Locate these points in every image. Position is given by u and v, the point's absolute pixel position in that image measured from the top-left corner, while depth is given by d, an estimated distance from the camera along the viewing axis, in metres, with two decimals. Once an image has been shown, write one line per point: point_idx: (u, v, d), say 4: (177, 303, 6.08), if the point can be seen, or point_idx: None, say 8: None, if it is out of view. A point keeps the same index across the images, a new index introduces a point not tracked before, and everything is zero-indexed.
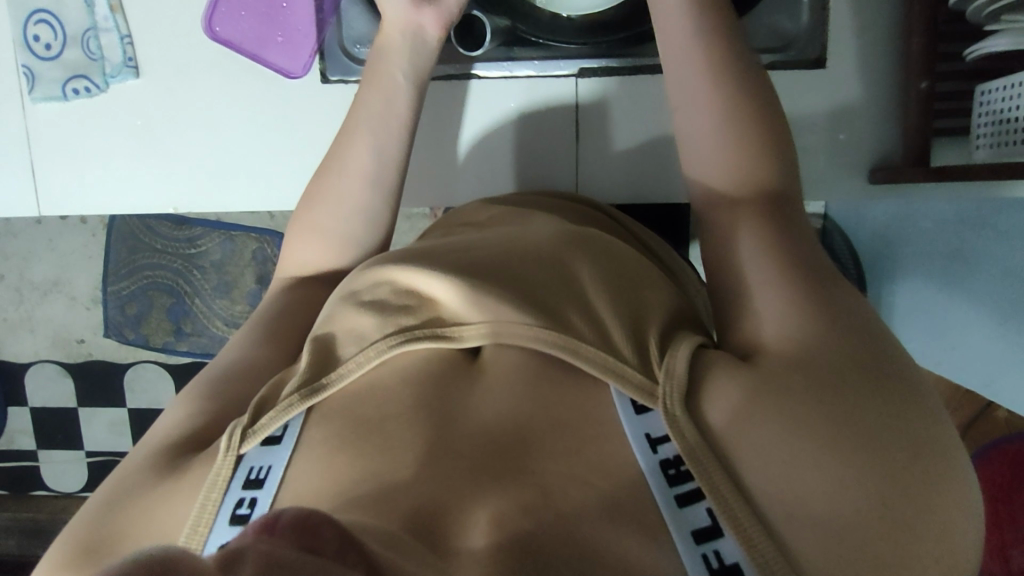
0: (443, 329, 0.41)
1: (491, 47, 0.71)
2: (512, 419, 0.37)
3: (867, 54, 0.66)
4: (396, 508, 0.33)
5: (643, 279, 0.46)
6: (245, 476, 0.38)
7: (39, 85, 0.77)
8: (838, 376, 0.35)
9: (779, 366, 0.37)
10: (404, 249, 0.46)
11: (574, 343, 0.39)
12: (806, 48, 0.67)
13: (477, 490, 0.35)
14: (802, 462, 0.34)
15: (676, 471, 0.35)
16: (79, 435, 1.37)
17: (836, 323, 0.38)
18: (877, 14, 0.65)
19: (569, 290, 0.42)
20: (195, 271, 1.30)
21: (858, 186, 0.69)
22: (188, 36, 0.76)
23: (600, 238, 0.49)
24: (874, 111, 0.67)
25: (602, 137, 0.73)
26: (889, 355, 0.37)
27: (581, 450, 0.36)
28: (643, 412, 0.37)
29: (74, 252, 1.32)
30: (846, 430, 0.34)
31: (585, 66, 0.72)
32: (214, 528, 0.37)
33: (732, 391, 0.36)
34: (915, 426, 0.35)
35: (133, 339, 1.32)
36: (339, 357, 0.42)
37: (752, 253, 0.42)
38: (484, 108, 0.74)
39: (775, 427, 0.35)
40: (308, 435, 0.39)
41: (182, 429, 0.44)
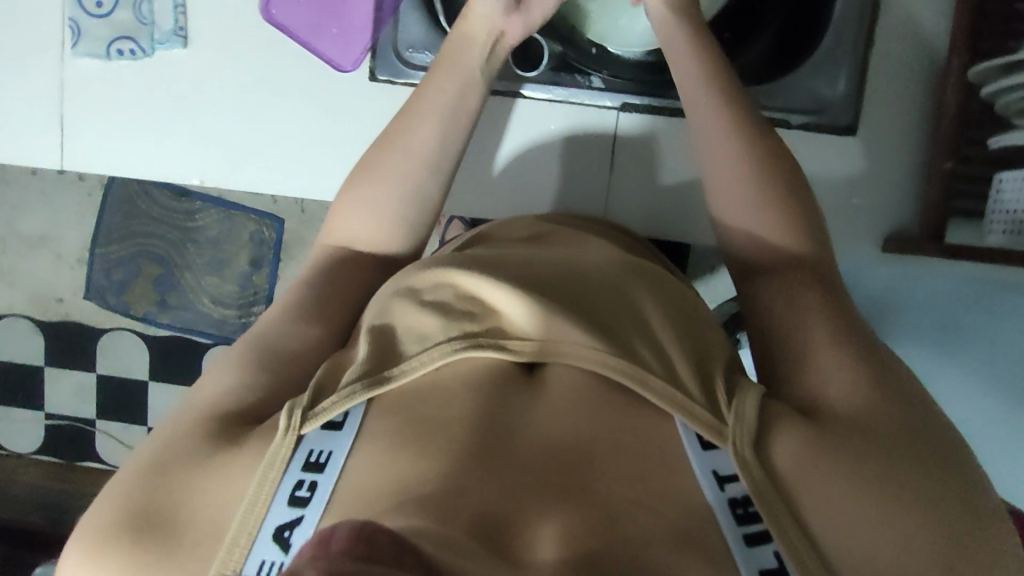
0: (504, 340, 0.42)
1: (543, 70, 0.74)
2: (574, 436, 0.39)
3: (900, 129, 0.70)
4: (462, 517, 0.34)
5: (699, 318, 0.48)
6: (305, 458, 0.39)
7: (84, 41, 0.77)
8: (889, 438, 0.40)
9: (836, 424, 0.41)
10: (464, 255, 0.48)
11: (644, 374, 0.40)
12: (840, 115, 0.70)
13: (542, 507, 0.36)
14: (862, 512, 0.38)
15: (744, 510, 0.37)
16: (39, 395, 1.38)
17: (886, 396, 0.43)
18: (910, 94, 0.69)
19: (635, 322, 0.43)
20: (187, 244, 1.32)
21: (875, 255, 0.72)
22: (243, 15, 0.76)
23: (656, 273, 0.50)
24: (906, 185, 0.70)
25: (638, 171, 0.75)
26: (930, 421, 0.42)
27: (643, 477, 0.38)
28: (709, 448, 0.39)
29: (67, 209, 1.32)
30: (900, 488, 0.38)
31: (628, 101, 0.74)
32: (272, 506, 0.38)
33: (801, 441, 0.40)
34: (955, 489, 0.39)
35: (114, 305, 1.34)
36: (400, 353, 0.43)
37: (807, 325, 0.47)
38: (525, 126, 0.75)
39: (840, 481, 0.38)
40: (369, 429, 0.40)
41: (237, 401, 0.46)
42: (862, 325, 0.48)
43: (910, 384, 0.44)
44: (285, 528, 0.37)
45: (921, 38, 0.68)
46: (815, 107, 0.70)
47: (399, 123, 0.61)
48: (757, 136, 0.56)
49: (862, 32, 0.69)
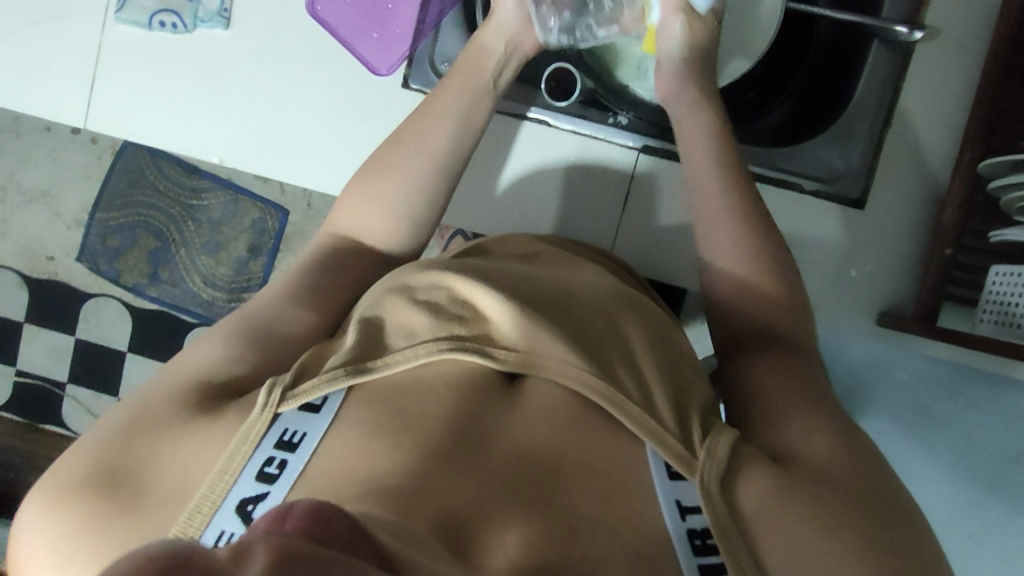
0: (488, 347, 0.43)
1: (573, 103, 0.76)
2: (547, 451, 0.40)
3: (905, 208, 0.71)
4: (426, 515, 0.35)
5: (684, 357, 0.49)
6: (278, 436, 0.40)
7: (128, 9, 0.78)
8: (855, 494, 0.42)
9: (803, 474, 0.43)
10: (460, 264, 0.50)
11: (621, 399, 0.41)
12: (849, 188, 0.72)
13: (508, 515, 0.36)
14: (821, 560, 0.39)
15: (701, 542, 0.39)
16: (16, 351, 1.44)
17: (854, 458, 0.45)
18: (919, 175, 0.71)
19: (620, 346, 0.45)
20: (188, 221, 1.39)
21: (866, 327, 0.73)
22: (288, 7, 0.77)
23: (644, 304, 0.52)
24: (903, 262, 0.72)
25: (648, 206, 0.75)
26: (893, 485, 0.45)
27: (610, 499, 0.38)
28: (675, 479, 0.40)
29: (74, 169, 1.41)
30: (861, 540, 0.40)
31: (649, 143, 0.75)
32: (239, 479, 0.38)
33: (765, 483, 0.41)
34: (915, 551, 0.41)
35: (105, 271, 1.41)
36: (386, 346, 0.44)
37: (786, 388, 0.50)
38: (534, 151, 0.76)
39: (801, 527, 0.40)
40: (346, 413, 0.40)
41: (221, 372, 0.46)
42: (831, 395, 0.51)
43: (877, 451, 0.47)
44: (248, 501, 0.36)
45: (938, 124, 0.71)
46: (827, 177, 0.72)
47: (415, 124, 0.62)
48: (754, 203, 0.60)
49: (882, 110, 0.71)
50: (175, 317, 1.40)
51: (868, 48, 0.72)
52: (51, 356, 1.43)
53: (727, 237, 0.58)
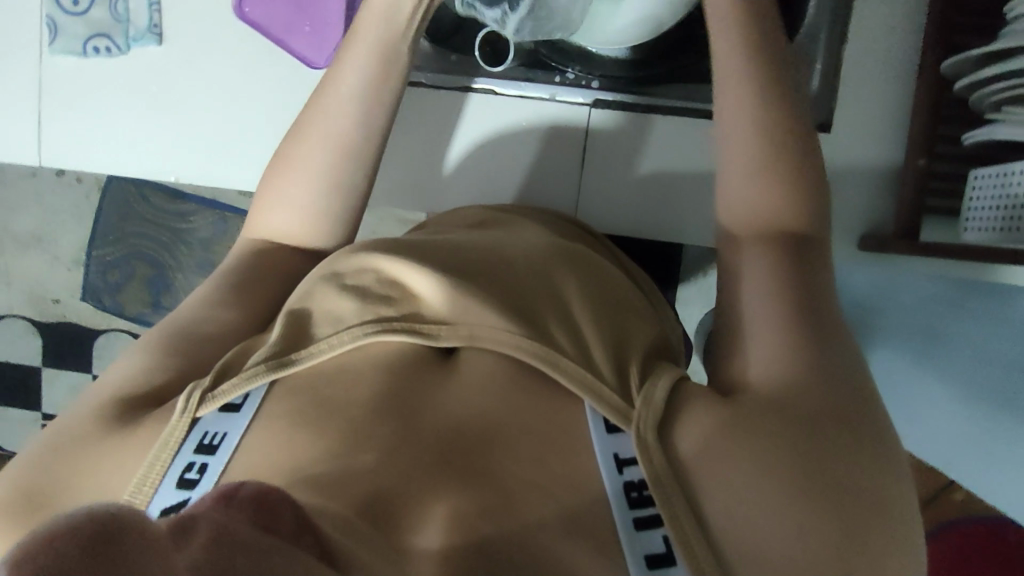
0: (419, 325, 0.44)
1: (513, 65, 0.75)
2: (477, 419, 0.41)
3: (873, 122, 0.68)
4: (352, 493, 0.35)
5: (627, 307, 0.52)
6: (199, 440, 0.41)
7: (61, 39, 0.77)
8: (814, 429, 0.41)
9: (756, 410, 0.42)
10: (395, 241, 0.50)
11: (556, 358, 0.43)
12: (815, 112, 0.69)
13: (435, 488, 0.37)
14: (765, 503, 0.38)
15: (638, 494, 0.39)
16: (39, 395, 1.48)
17: (818, 386, 0.43)
18: (887, 84, 0.67)
19: (554, 304, 0.47)
20: (180, 245, 1.40)
21: (850, 252, 0.70)
22: (215, 13, 0.76)
23: (584, 258, 0.55)
24: (878, 182, 0.68)
25: (616, 159, 0.72)
26: (868, 412, 0.43)
27: (546, 461, 0.40)
28: (614, 432, 0.41)
29: (62, 211, 1.42)
30: (812, 480, 0.39)
31: (601, 97, 0.73)
32: (160, 489, 0.39)
33: (707, 429, 0.41)
34: (874, 485, 0.40)
35: (108, 305, 1.43)
36: (313, 335, 0.45)
37: (761, 313, 0.47)
38: (487, 114, 0.73)
39: (744, 470, 0.39)
40: (268, 407, 0.42)
41: (141, 385, 0.47)
42: (829, 303, 0.47)
43: (855, 369, 0.45)
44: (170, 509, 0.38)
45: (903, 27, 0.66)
46: None
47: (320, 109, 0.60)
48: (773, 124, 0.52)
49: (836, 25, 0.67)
50: None
51: None
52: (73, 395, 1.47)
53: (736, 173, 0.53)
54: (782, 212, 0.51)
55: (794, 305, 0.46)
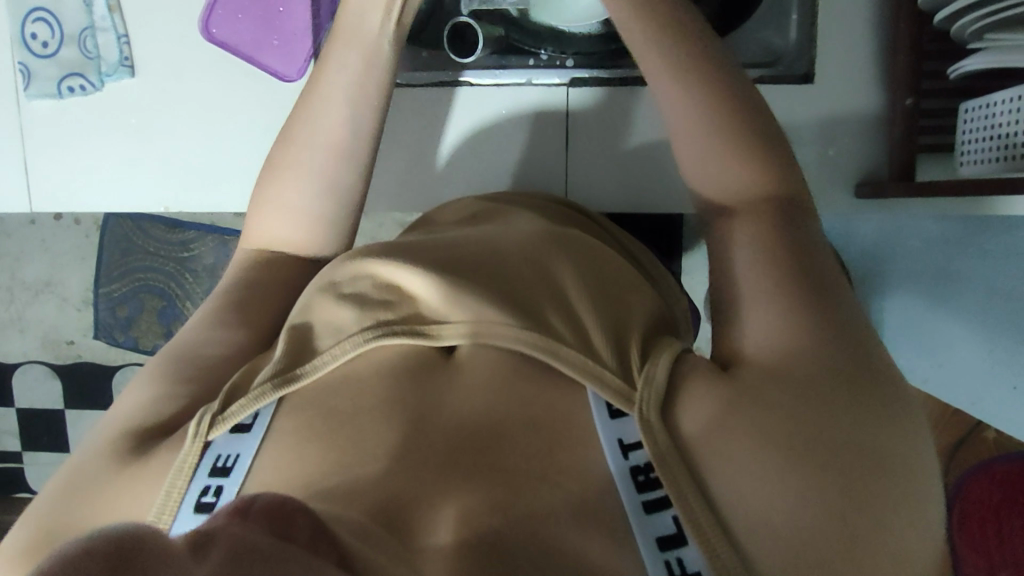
0: (419, 326, 0.45)
1: (483, 54, 0.72)
2: (483, 419, 0.41)
3: (855, 68, 0.67)
4: (365, 502, 0.37)
5: (624, 285, 0.51)
6: (212, 463, 0.41)
7: (34, 83, 0.76)
8: (817, 394, 0.40)
9: (759, 381, 0.41)
10: (387, 244, 0.50)
11: (556, 346, 0.43)
12: (795, 64, 0.67)
13: (445, 491, 0.38)
14: (771, 475, 0.38)
15: (644, 478, 0.39)
16: (66, 437, 1.50)
17: (820, 349, 0.42)
18: (864, 29, 0.66)
19: (550, 289, 0.47)
20: (186, 274, 1.41)
21: (845, 204, 0.69)
22: (184, 39, 0.76)
23: (577, 240, 0.54)
24: (865, 129, 0.67)
25: (602, 131, 0.72)
26: (874, 371, 0.42)
27: (553, 453, 0.40)
28: (617, 417, 0.42)
29: (66, 253, 1.43)
30: (816, 447, 0.39)
31: (577, 75, 0.72)
32: (178, 515, 0.40)
33: (710, 408, 0.41)
34: (882, 446, 0.39)
35: (123, 341, 1.45)
36: (315, 348, 0.45)
37: (752, 278, 0.46)
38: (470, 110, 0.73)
39: (749, 446, 0.39)
40: (278, 425, 0.42)
41: (154, 411, 0.47)
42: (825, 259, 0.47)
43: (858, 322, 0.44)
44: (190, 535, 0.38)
45: None
46: (767, 60, 0.68)
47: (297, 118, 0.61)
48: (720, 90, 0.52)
49: None
50: None
51: None
52: None
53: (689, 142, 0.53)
54: (760, 171, 0.51)
55: (789, 270, 0.45)
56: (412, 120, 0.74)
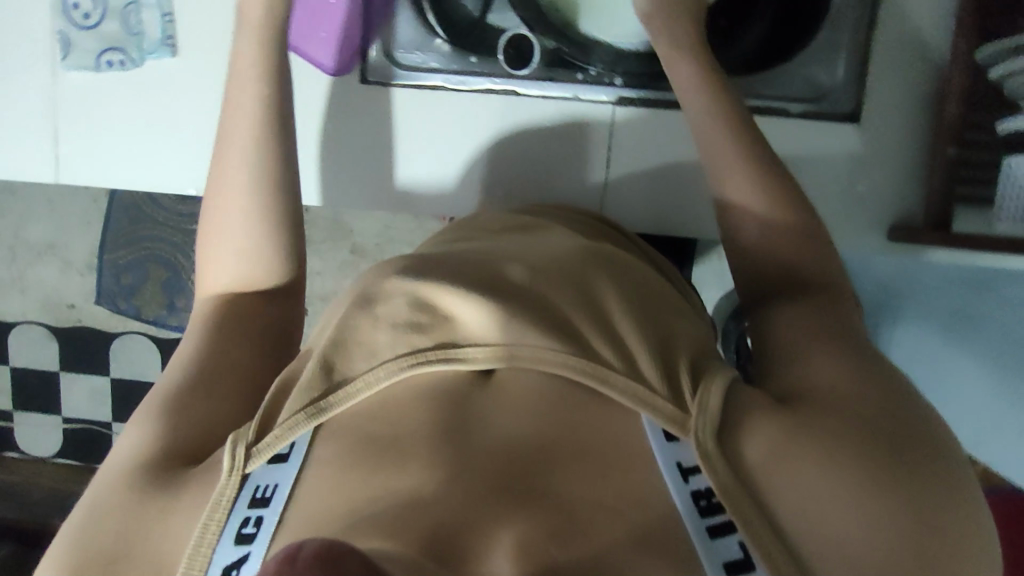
0: (452, 350, 0.45)
1: (537, 66, 0.73)
2: (533, 441, 0.43)
3: (901, 111, 0.68)
4: (412, 533, 0.37)
5: (665, 309, 0.52)
6: (252, 494, 0.43)
7: (73, 54, 0.76)
8: (866, 424, 0.44)
9: (809, 413, 0.45)
10: (419, 258, 0.50)
11: (605, 373, 0.44)
12: (840, 101, 0.68)
13: (500, 519, 0.39)
14: (835, 499, 0.41)
15: (707, 503, 0.41)
16: (58, 400, 1.49)
17: (862, 388, 0.46)
18: (913, 74, 0.67)
19: (593, 309, 0.48)
20: (193, 247, 1.40)
21: (878, 243, 0.70)
22: (230, 21, 0.74)
23: (615, 258, 0.55)
24: (906, 173, 0.68)
25: (638, 146, 0.74)
26: (909, 406, 0.46)
27: (609, 476, 0.42)
28: (672, 440, 0.43)
29: (73, 216, 1.41)
30: (875, 473, 0.42)
31: (624, 94, 0.73)
32: (217, 547, 0.42)
33: (771, 434, 0.43)
34: (932, 472, 0.43)
35: (124, 309, 1.43)
36: (345, 374, 0.46)
37: (804, 330, 0.52)
38: (508, 107, 0.75)
39: (810, 473, 0.42)
40: (315, 456, 0.44)
41: (162, 445, 0.50)
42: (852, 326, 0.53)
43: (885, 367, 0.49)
44: (231, 568, 0.41)
45: (932, 10, 0.66)
46: (812, 95, 0.69)
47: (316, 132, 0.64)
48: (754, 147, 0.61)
49: (865, 13, 0.66)
50: None
51: None
52: (92, 399, 1.48)
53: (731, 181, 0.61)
54: (795, 227, 0.59)
55: (828, 331, 0.51)
56: (446, 127, 0.77)
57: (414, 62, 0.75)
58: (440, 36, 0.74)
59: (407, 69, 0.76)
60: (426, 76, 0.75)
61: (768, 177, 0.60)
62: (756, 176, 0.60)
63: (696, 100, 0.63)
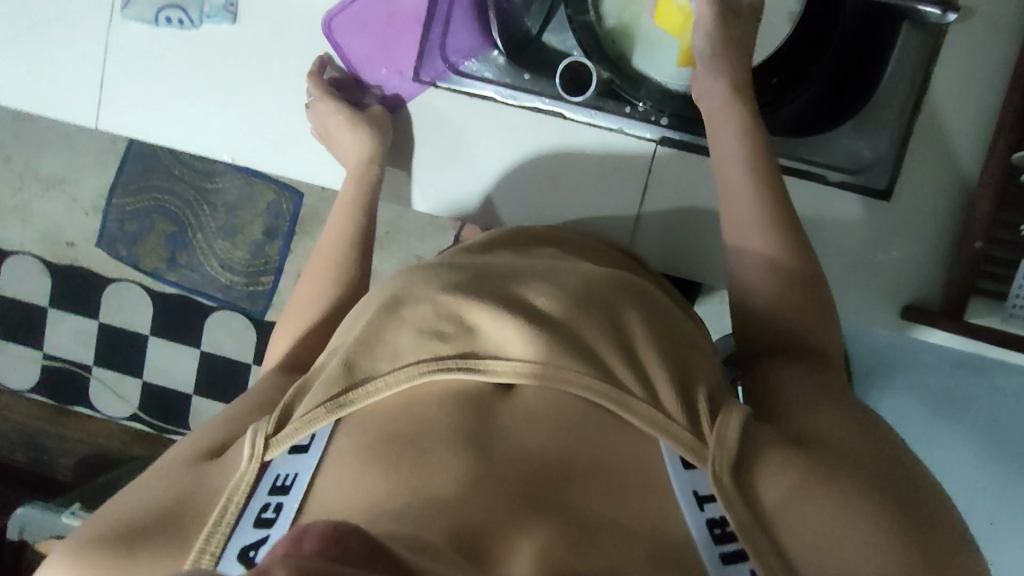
0: (471, 360, 0.47)
1: (590, 95, 0.74)
2: (553, 453, 0.44)
3: (932, 197, 0.69)
4: (442, 528, 0.38)
5: (687, 341, 0.52)
6: (273, 482, 0.46)
7: (134, 5, 0.76)
8: (871, 472, 0.46)
9: (820, 455, 0.47)
10: (454, 270, 0.53)
11: (626, 399, 0.45)
12: (876, 177, 0.69)
13: (525, 524, 0.40)
14: (845, 540, 0.43)
15: (720, 531, 0.43)
16: (42, 335, 1.47)
17: (867, 438, 0.49)
18: (950, 164, 0.69)
19: (620, 337, 0.48)
20: (204, 206, 1.40)
21: (887, 320, 0.72)
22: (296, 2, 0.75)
23: (646, 289, 0.55)
24: (927, 255, 0.70)
25: (673, 190, 0.73)
26: (907, 458, 0.49)
27: (624, 496, 0.43)
28: (689, 468, 0.45)
29: (89, 155, 1.41)
30: (884, 517, 0.44)
31: (668, 135, 0.72)
32: (237, 530, 0.44)
33: (787, 474, 0.45)
34: (932, 522, 0.45)
35: (124, 256, 1.42)
36: (369, 371, 0.48)
37: (804, 377, 0.54)
38: (547, 131, 0.74)
39: (822, 513, 0.44)
40: (334, 446, 0.47)
41: (199, 446, 0.54)
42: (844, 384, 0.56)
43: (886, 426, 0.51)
44: (250, 547, 0.42)
45: (975, 105, 0.68)
46: (853, 167, 0.70)
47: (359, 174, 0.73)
48: (781, 209, 0.63)
49: (911, 99, 0.68)
50: (193, 300, 1.42)
51: (898, 28, 0.68)
52: (77, 340, 1.46)
53: (752, 238, 0.62)
54: (812, 289, 0.61)
55: (830, 382, 0.54)
56: (479, 136, 0.75)
57: (469, 70, 0.76)
58: (498, 49, 0.77)
59: (461, 73, 0.75)
60: (481, 84, 0.74)
61: (796, 241, 0.62)
62: (783, 235, 0.62)
63: (724, 147, 0.66)
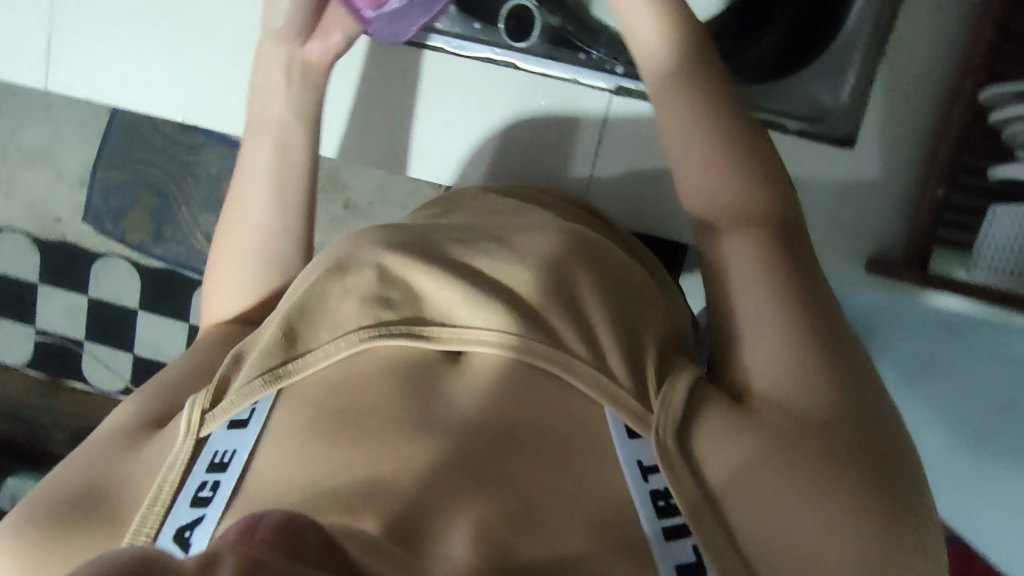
0: (419, 329, 0.45)
1: (537, 42, 0.71)
2: (488, 425, 0.42)
3: (901, 140, 0.66)
4: (380, 507, 0.38)
5: (634, 294, 0.51)
6: (211, 459, 0.44)
7: None
8: (827, 425, 0.42)
9: (767, 413, 0.43)
10: (402, 231, 0.52)
11: (566, 360, 0.43)
12: (837, 125, 0.66)
13: (457, 501, 0.39)
14: (793, 503, 0.40)
15: (664, 503, 0.41)
16: (33, 311, 1.48)
17: (830, 389, 0.44)
18: (920, 103, 0.66)
19: (565, 294, 0.47)
20: (185, 178, 1.37)
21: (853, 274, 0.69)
22: None
23: (598, 242, 0.53)
24: (897, 203, 0.67)
25: (632, 142, 0.71)
26: (874, 406, 0.44)
27: (568, 465, 0.41)
28: (633, 438, 0.43)
29: (71, 129, 1.40)
30: (836, 474, 0.40)
31: (624, 85, 0.70)
32: (172, 509, 0.42)
33: (735, 445, 0.42)
34: (893, 473, 0.42)
35: (110, 231, 1.42)
36: (310, 341, 0.46)
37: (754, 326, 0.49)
38: (508, 86, 0.72)
39: (768, 477, 0.41)
40: (273, 421, 0.44)
41: (137, 416, 0.52)
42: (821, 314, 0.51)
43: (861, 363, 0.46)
44: (186, 527, 0.40)
45: (946, 40, 0.65)
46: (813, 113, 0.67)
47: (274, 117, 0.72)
48: None
49: (882, 31, 0.64)
50: (179, 274, 1.41)
51: None
52: (68, 314, 1.47)
53: None
54: None
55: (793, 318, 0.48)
56: (445, 102, 0.73)
57: None
58: None
59: None
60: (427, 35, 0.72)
61: None
62: None
63: None
